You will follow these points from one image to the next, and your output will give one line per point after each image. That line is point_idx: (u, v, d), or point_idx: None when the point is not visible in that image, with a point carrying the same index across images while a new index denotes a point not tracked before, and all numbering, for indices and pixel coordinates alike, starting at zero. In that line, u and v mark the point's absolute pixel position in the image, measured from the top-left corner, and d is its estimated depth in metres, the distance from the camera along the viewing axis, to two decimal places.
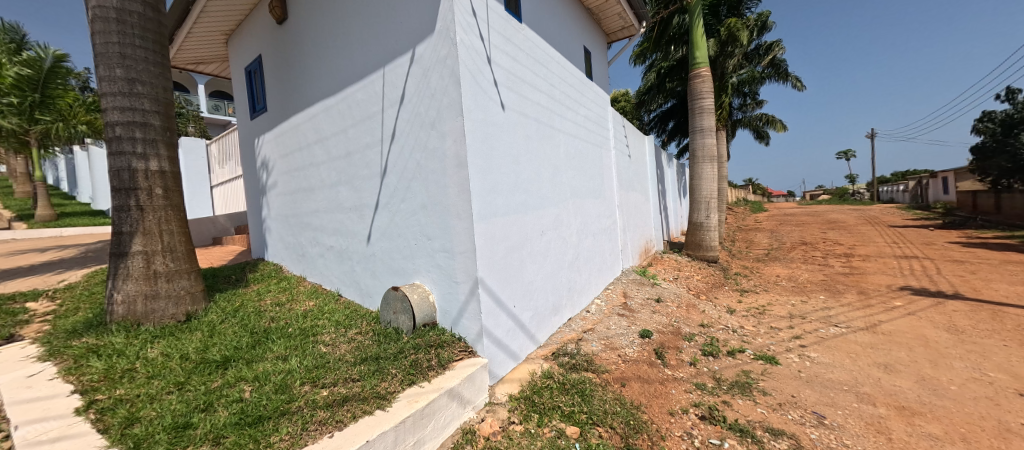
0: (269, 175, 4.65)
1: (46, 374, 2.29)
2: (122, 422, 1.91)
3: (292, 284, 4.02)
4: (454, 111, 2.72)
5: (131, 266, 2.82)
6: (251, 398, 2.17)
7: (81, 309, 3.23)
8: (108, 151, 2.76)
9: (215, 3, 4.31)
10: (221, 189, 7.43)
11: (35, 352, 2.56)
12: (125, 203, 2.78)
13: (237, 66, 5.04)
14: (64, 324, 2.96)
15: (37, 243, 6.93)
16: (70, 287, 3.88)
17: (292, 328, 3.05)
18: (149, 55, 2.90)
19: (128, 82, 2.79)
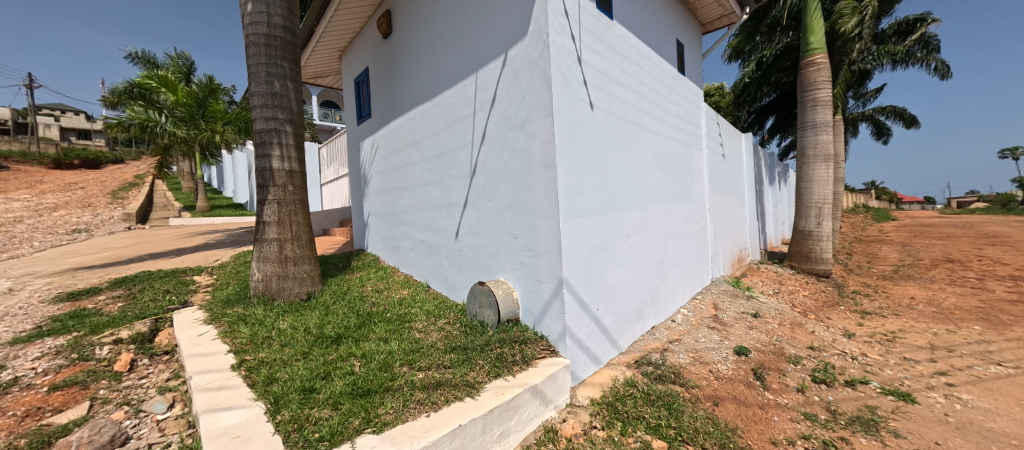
0: (371, 175, 5.20)
1: (210, 335, 2.81)
2: (264, 380, 2.27)
3: (389, 273, 4.43)
4: (544, 111, 2.76)
5: (268, 250, 3.34)
6: (360, 373, 2.43)
7: (231, 283, 3.92)
8: (257, 154, 3.31)
9: (334, 25, 4.94)
10: (329, 188, 8.49)
11: (201, 316, 3.14)
12: (266, 197, 3.30)
13: (348, 78, 5.71)
14: (221, 295, 3.62)
15: (197, 230, 8.61)
16: (222, 265, 4.73)
17: (390, 313, 3.33)
18: (288, 72, 3.38)
19: (272, 95, 3.29)
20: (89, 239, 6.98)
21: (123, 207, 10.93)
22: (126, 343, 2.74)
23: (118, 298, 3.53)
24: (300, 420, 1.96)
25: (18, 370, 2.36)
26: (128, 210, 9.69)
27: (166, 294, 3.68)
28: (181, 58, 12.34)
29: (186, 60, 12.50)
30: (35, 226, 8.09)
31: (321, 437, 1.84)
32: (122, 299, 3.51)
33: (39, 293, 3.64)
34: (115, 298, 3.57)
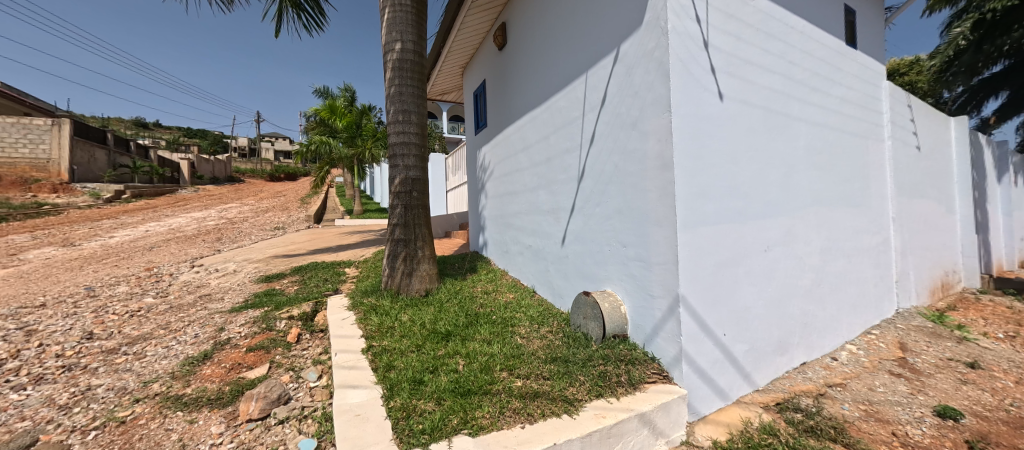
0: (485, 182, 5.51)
1: (350, 319, 3.28)
2: (384, 366, 2.55)
3: (498, 276, 4.59)
4: (660, 106, 2.46)
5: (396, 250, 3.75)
6: (462, 372, 2.53)
7: (370, 275, 4.59)
8: (391, 165, 3.73)
9: (457, 45, 5.41)
10: (451, 194, 9.37)
11: (346, 302, 3.72)
12: (396, 202, 3.70)
13: (468, 92, 6.18)
14: (362, 284, 4.26)
15: (353, 229, 10.49)
16: (366, 261, 5.58)
17: (496, 316, 3.37)
18: (416, 91, 3.67)
19: (403, 112, 3.65)
20: (283, 235, 9.16)
21: (307, 211, 14.10)
22: (296, 319, 3.40)
23: (296, 282, 4.49)
24: (408, 409, 2.14)
25: (231, 331, 3.17)
26: (309, 213, 12.46)
27: (325, 281, 4.51)
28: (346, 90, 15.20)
29: (350, 91, 15.43)
30: (255, 223, 11.06)
31: (423, 430, 1.97)
32: (298, 283, 4.45)
33: (252, 274, 4.89)
34: (294, 282, 4.55)
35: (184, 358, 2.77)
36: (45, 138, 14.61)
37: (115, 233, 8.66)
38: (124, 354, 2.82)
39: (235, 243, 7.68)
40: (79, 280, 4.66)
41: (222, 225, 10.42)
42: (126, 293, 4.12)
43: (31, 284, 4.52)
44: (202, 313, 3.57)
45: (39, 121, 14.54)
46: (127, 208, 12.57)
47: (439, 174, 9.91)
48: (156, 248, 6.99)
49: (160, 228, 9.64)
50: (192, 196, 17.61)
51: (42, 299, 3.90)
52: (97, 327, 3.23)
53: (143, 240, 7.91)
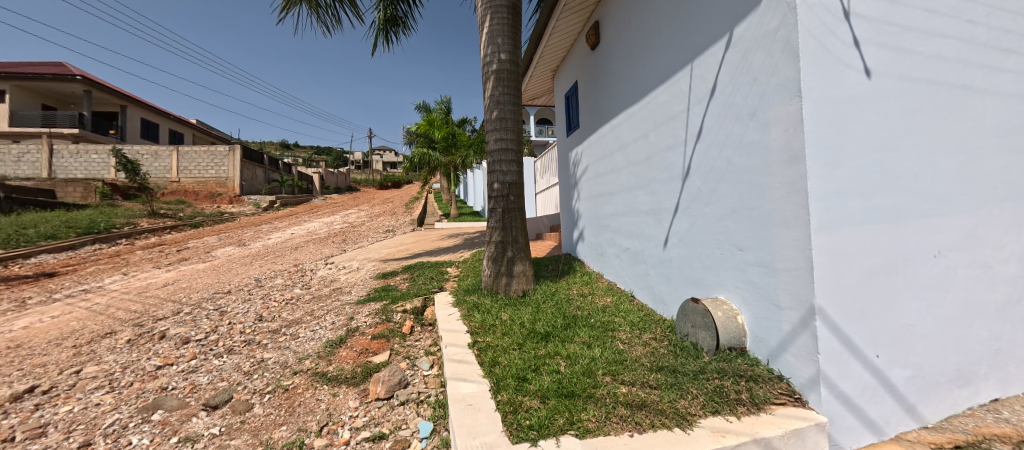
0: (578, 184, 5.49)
1: (454, 315, 3.51)
2: (489, 362, 2.69)
3: (593, 279, 4.47)
4: (786, 92, 2.18)
5: (495, 251, 3.90)
6: (564, 373, 2.53)
7: (468, 274, 4.87)
8: (489, 170, 3.94)
9: (549, 50, 5.52)
10: (542, 196, 9.45)
11: (451, 299, 3.93)
12: (494, 207, 3.88)
13: (560, 94, 6.23)
14: (464, 282, 4.45)
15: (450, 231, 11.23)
16: (467, 261, 5.83)
17: (594, 319, 3.31)
18: (512, 98, 3.81)
19: (500, 120, 3.82)
20: (395, 237, 10.26)
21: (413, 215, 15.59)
22: (410, 312, 3.76)
23: (406, 279, 4.96)
24: (515, 404, 2.21)
25: (359, 321, 3.64)
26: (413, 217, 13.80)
27: (432, 279, 4.83)
28: (444, 103, 16.62)
29: (446, 103, 16.75)
30: (370, 227, 12.64)
31: (531, 426, 2.02)
32: (408, 280, 4.92)
33: (373, 272, 5.56)
34: (405, 279, 5.04)
35: (326, 341, 3.26)
36: (225, 161, 18.59)
37: (271, 235, 10.72)
38: (283, 334, 3.44)
39: (357, 244, 8.84)
40: (252, 272, 5.84)
41: (346, 228, 12.10)
42: (282, 284, 5.02)
43: (223, 274, 5.82)
44: (337, 304, 4.18)
45: (220, 148, 18.58)
46: (275, 215, 15.41)
47: (529, 177, 10.12)
48: (300, 248, 8.42)
49: (301, 231, 11.64)
50: (322, 203, 20.85)
51: (230, 287, 4.98)
52: (266, 310, 4.00)
53: (290, 241, 9.60)
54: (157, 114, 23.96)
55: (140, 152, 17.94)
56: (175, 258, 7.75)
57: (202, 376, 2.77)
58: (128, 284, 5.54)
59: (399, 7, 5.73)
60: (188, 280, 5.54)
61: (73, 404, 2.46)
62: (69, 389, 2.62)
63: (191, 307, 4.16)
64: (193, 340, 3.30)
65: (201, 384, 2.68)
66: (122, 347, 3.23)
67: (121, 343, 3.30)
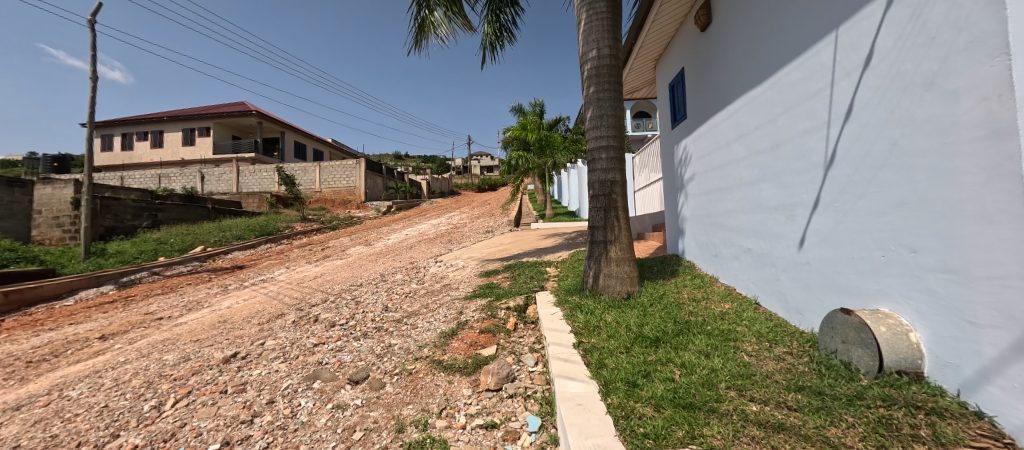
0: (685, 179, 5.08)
1: (557, 314, 3.52)
2: (596, 363, 2.64)
3: (706, 283, 4.05)
4: (981, 50, 1.71)
5: (596, 251, 3.82)
6: (680, 382, 2.35)
7: (566, 273, 4.86)
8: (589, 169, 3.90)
9: (650, 38, 5.26)
10: (641, 193, 8.98)
11: (552, 299, 3.95)
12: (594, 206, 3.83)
13: (663, 83, 5.88)
14: (564, 283, 4.43)
15: (543, 231, 11.33)
16: (566, 260, 5.79)
17: (710, 326, 3.02)
18: (613, 93, 3.71)
19: (600, 117, 3.74)
20: (495, 237, 10.72)
21: (507, 217, 16.14)
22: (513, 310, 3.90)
23: (508, 277, 5.14)
24: (627, 410, 2.13)
25: (468, 315, 3.91)
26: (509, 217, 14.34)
27: (533, 278, 4.91)
28: (538, 105, 16.93)
29: (539, 105, 17.06)
30: (471, 228, 13.51)
31: (646, 434, 1.91)
32: (509, 278, 5.09)
33: (476, 270, 5.91)
34: (507, 277, 5.23)
35: (441, 332, 3.57)
36: (353, 172, 21.48)
37: (389, 236, 12.21)
38: (405, 323, 3.86)
39: (461, 244, 9.49)
40: (377, 268, 6.71)
41: (449, 229, 13.13)
42: (401, 280, 5.64)
43: (357, 270, 6.79)
44: (448, 298, 4.55)
45: (349, 161, 21.35)
46: (389, 218, 17.46)
47: (627, 173, 9.73)
48: (413, 248, 9.40)
49: (413, 232, 13.02)
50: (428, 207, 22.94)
51: (362, 280, 5.79)
52: (391, 302, 4.55)
53: (404, 242, 10.77)
54: (302, 137, 29.18)
55: (296, 166, 21.63)
56: (321, 255, 9.33)
57: (346, 355, 3.26)
58: (292, 275, 6.86)
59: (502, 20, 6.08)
60: (331, 274, 6.62)
61: (261, 368, 3.13)
62: (257, 356, 3.35)
63: (334, 296, 4.95)
64: (337, 324, 3.92)
65: (346, 362, 3.16)
66: (289, 326, 4.01)
67: (289, 322, 4.10)
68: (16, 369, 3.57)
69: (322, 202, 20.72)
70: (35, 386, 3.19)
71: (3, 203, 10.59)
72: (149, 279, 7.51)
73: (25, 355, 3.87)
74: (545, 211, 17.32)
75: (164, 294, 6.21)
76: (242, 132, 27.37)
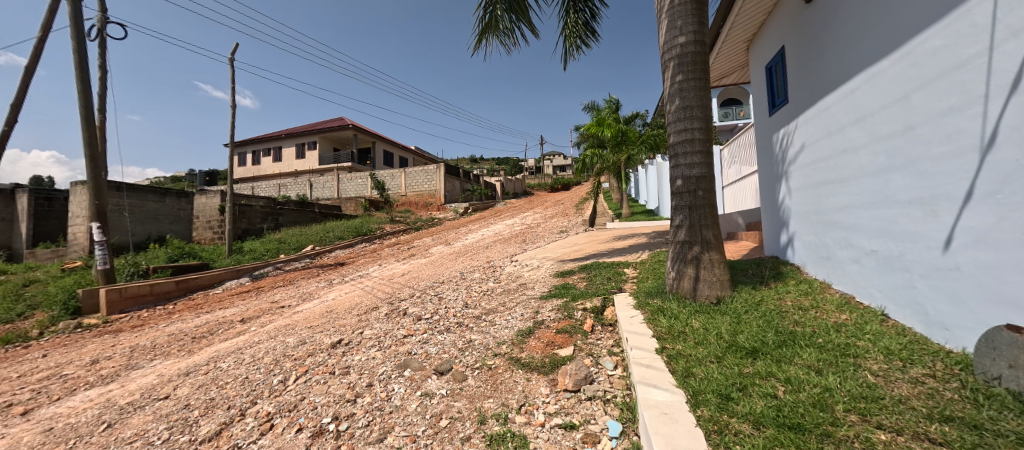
0: (787, 171, 4.51)
1: (637, 317, 3.36)
2: (683, 372, 2.48)
3: (815, 290, 3.53)
4: None
5: (680, 251, 3.59)
6: (786, 399, 2.09)
7: (647, 275, 4.60)
8: (671, 164, 3.69)
9: (743, 16, 4.80)
10: (732, 189, 8.21)
11: (632, 301, 3.79)
12: (677, 203, 3.62)
13: (757, 65, 5.31)
14: (644, 285, 4.23)
15: (616, 230, 10.93)
16: (644, 261, 5.50)
17: (821, 339, 2.65)
18: (699, 82, 3.46)
19: (684, 108, 3.52)
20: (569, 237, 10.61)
21: (579, 216, 15.88)
22: (590, 311, 3.82)
23: (584, 278, 5.05)
24: (719, 424, 1.96)
25: (544, 315, 3.94)
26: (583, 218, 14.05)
27: (610, 279, 4.77)
28: (611, 101, 16.58)
29: (614, 101, 16.61)
30: (544, 227, 13.56)
31: None
32: (585, 279, 5.00)
33: (552, 270, 5.93)
34: (583, 277, 5.15)
35: (518, 330, 3.66)
36: (434, 177, 22.86)
37: (467, 236, 12.83)
38: (484, 320, 4.02)
39: (535, 244, 9.59)
40: (457, 267, 7.09)
41: (524, 230, 13.35)
42: (479, 278, 5.87)
43: (441, 268, 7.24)
44: (524, 298, 4.64)
45: (431, 166, 22.85)
46: (465, 219, 18.32)
47: (716, 167, 8.97)
48: (489, 247, 9.76)
49: (489, 232, 13.52)
50: (503, 207, 23.49)
51: (444, 278, 6.16)
52: (471, 299, 4.76)
53: (480, 242, 11.22)
54: (388, 145, 32.03)
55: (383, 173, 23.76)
56: (407, 253, 10.16)
57: (432, 347, 3.50)
58: (384, 272, 7.58)
59: (577, 16, 5.99)
60: (417, 272, 7.16)
61: (361, 354, 3.51)
62: (358, 343, 3.76)
63: (419, 292, 5.35)
64: (423, 318, 4.22)
65: (432, 353, 3.40)
66: (383, 317, 4.43)
67: (383, 314, 4.53)
68: (187, 343, 4.49)
69: (406, 205, 22.51)
70: (199, 357, 3.98)
71: (174, 210, 13.31)
72: (274, 273, 8.87)
73: (193, 332, 4.86)
74: (621, 210, 16.62)
75: (285, 285, 7.32)
76: (338, 144, 30.97)
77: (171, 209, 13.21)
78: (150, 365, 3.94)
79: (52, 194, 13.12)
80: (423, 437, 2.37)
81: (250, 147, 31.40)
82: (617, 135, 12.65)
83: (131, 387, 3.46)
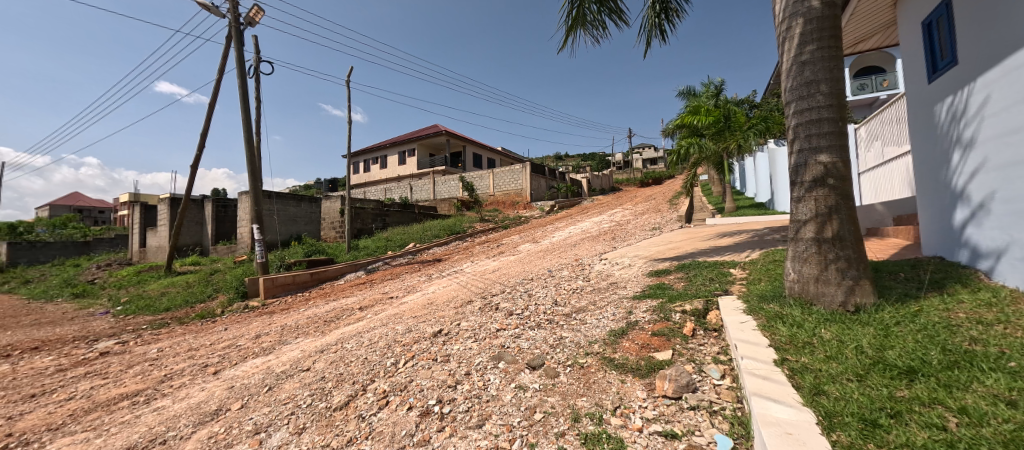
0: (959, 147, 3.59)
1: (749, 324, 3.02)
2: (811, 388, 2.16)
3: (1002, 301, 2.75)
4: None
5: (806, 251, 3.16)
6: (960, 433, 1.67)
7: (762, 278, 4.06)
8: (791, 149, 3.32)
9: None
10: (873, 175, 6.89)
11: (741, 306, 3.42)
12: (798, 195, 3.24)
13: (909, 23, 4.41)
14: (755, 288, 3.78)
15: (718, 227, 9.91)
16: (754, 261, 4.90)
17: (1015, 362, 2.06)
18: (830, 51, 3.08)
19: (806, 84, 3.17)
20: (662, 234, 9.94)
21: (671, 212, 14.82)
22: (690, 314, 3.55)
23: (682, 279, 4.70)
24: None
25: (638, 315, 3.79)
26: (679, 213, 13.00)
27: (712, 280, 4.36)
28: (712, 85, 15.38)
29: (715, 84, 15.31)
30: (635, 224, 12.92)
31: None
32: (683, 280, 4.64)
33: (645, 269, 5.65)
34: (680, 278, 4.80)
35: (610, 330, 3.58)
36: (520, 176, 23.37)
37: (554, 234, 12.90)
38: (574, 319, 4.02)
39: (624, 242, 9.23)
40: (546, 264, 7.20)
41: (612, 227, 12.92)
42: (568, 276, 5.88)
43: (532, 265, 7.42)
44: (615, 297, 4.51)
45: (518, 166, 23.44)
46: (550, 217, 18.44)
47: (851, 150, 7.60)
48: (577, 245, 9.67)
49: (577, 230, 13.39)
50: (590, 204, 22.99)
51: (533, 275, 6.30)
52: (560, 297, 4.79)
53: (566, 240, 11.19)
54: (476, 147, 33.77)
55: (473, 175, 25.10)
56: (497, 251, 10.60)
57: (524, 342, 3.62)
58: (477, 268, 8.03)
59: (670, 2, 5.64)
60: (507, 269, 7.45)
61: (459, 344, 3.79)
62: (456, 334, 4.05)
63: (510, 288, 5.57)
64: (514, 314, 4.37)
65: (525, 348, 3.51)
66: (477, 311, 4.71)
67: (477, 308, 4.81)
68: (321, 325, 5.34)
69: (493, 205, 23.53)
70: (330, 337, 4.69)
71: (308, 213, 15.89)
72: (383, 267, 10.01)
73: (325, 316, 5.76)
74: (723, 205, 14.96)
75: (393, 279, 8.22)
76: (434, 149, 33.70)
77: (306, 212, 15.76)
78: (296, 341, 4.78)
79: (227, 202, 16.55)
80: (519, 427, 2.46)
81: (360, 158, 36.06)
82: (717, 120, 11.49)
83: (283, 358, 4.24)
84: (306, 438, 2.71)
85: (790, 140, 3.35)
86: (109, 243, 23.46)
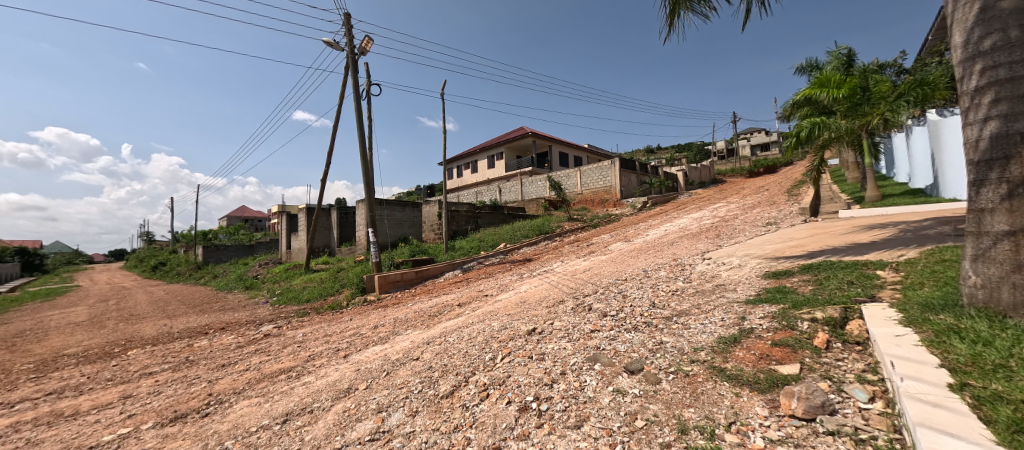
0: None
1: (910, 338, 2.48)
2: (1009, 424, 1.67)
3: None
4: None
5: (997, 248, 2.53)
6: None
7: (926, 283, 3.28)
8: (973, 119, 2.73)
9: None
10: None
11: (895, 315, 2.82)
12: (986, 177, 2.61)
13: None
14: (915, 295, 3.08)
15: (856, 220, 8.28)
16: (910, 261, 4.01)
17: None
18: None
19: (991, 35, 2.59)
20: (779, 230, 8.68)
21: (789, 205, 12.84)
22: (821, 323, 3.08)
23: (809, 282, 4.06)
24: None
25: (753, 322, 3.40)
26: (801, 205, 11.18)
27: (852, 284, 3.69)
28: (842, 51, 12.88)
29: (845, 49, 12.80)
30: (746, 220, 11.48)
31: None
32: (811, 283, 4.00)
33: (759, 270, 5.02)
34: (806, 281, 4.14)
35: (719, 337, 3.28)
36: (608, 172, 22.69)
37: (649, 232, 12.20)
38: (676, 322, 3.77)
39: (730, 240, 8.32)
40: (641, 264, 6.86)
41: (714, 223, 11.73)
42: (666, 277, 5.54)
43: (627, 265, 7.15)
44: (724, 301, 4.10)
45: (606, 162, 22.74)
46: (640, 215, 17.46)
47: None
48: (675, 244, 9.01)
49: (674, 227, 12.46)
50: (688, 199, 21.16)
51: (628, 275, 6.07)
52: (658, 299, 4.54)
53: (661, 238, 10.51)
54: (559, 146, 33.69)
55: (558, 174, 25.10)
56: (587, 250, 10.44)
57: (620, 345, 3.51)
58: (568, 268, 8.03)
59: None
60: (599, 268, 7.28)
61: (553, 343, 3.84)
62: (549, 333, 4.12)
63: (603, 289, 5.45)
64: (608, 315, 4.27)
65: (621, 351, 3.41)
66: (570, 311, 4.71)
67: (569, 308, 4.82)
68: (426, 319, 5.90)
69: (580, 204, 23.15)
70: (434, 331, 5.15)
71: (411, 217, 17.60)
72: (477, 266, 10.60)
73: (430, 311, 6.34)
74: (863, 193, 12.36)
75: (488, 278, 8.66)
76: (520, 152, 34.56)
77: (409, 216, 17.51)
78: (406, 332, 5.35)
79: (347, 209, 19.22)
80: (619, 433, 2.39)
81: (453, 164, 38.86)
82: (853, 91, 9.61)
83: (397, 347, 4.78)
84: (419, 421, 3.01)
85: (966, 107, 2.81)
86: (266, 245, 28.98)
